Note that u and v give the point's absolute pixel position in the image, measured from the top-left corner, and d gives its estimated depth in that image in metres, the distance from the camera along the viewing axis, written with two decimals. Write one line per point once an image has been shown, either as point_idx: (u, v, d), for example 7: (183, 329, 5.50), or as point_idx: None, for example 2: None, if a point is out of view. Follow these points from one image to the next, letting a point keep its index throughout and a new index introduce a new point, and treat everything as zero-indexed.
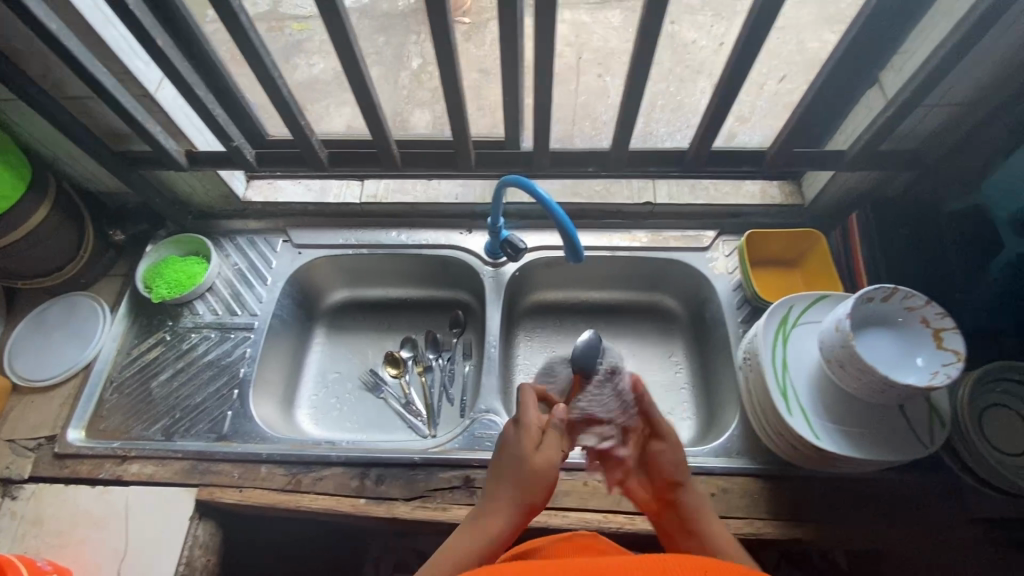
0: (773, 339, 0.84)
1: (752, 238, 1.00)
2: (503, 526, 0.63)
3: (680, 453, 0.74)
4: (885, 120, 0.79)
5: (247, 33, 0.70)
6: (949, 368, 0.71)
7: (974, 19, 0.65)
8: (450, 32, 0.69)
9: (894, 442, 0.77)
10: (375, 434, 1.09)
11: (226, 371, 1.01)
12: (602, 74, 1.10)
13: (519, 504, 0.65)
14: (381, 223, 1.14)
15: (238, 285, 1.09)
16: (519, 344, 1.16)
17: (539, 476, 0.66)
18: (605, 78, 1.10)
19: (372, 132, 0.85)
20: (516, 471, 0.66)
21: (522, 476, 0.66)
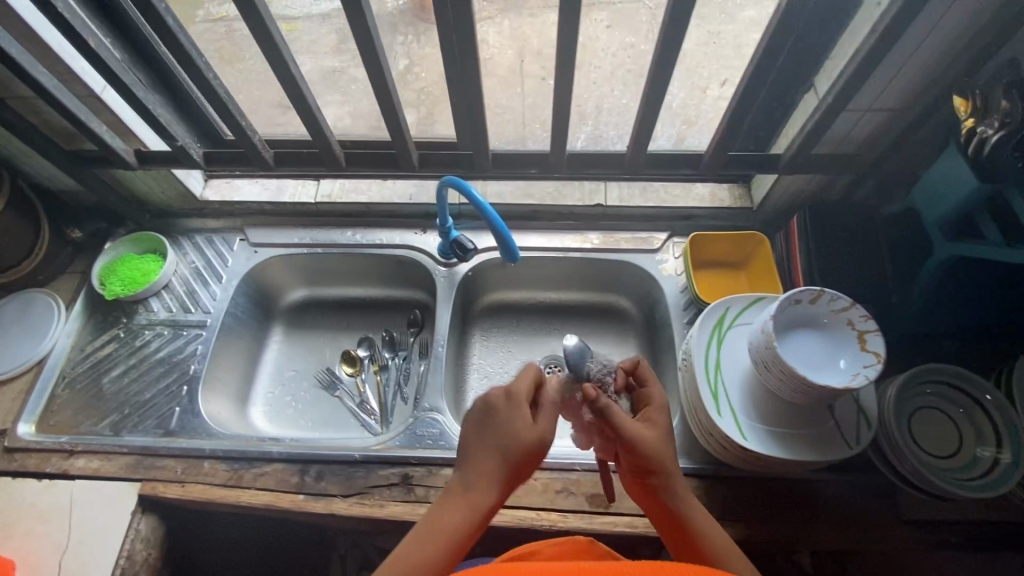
0: (706, 340, 0.85)
1: (696, 240, 1.01)
2: (474, 499, 0.57)
3: (660, 445, 0.64)
4: (815, 125, 0.80)
5: (175, 35, 0.76)
6: (869, 370, 0.71)
7: (886, 25, 0.65)
8: (372, 34, 0.71)
9: (820, 443, 0.78)
10: (328, 432, 1.10)
11: (177, 368, 1.03)
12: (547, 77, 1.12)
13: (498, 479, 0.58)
14: (337, 223, 1.16)
15: (194, 283, 1.11)
16: (474, 344, 1.16)
17: (526, 446, 0.60)
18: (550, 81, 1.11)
19: (312, 133, 0.88)
20: (502, 437, 0.60)
21: (507, 447, 0.60)
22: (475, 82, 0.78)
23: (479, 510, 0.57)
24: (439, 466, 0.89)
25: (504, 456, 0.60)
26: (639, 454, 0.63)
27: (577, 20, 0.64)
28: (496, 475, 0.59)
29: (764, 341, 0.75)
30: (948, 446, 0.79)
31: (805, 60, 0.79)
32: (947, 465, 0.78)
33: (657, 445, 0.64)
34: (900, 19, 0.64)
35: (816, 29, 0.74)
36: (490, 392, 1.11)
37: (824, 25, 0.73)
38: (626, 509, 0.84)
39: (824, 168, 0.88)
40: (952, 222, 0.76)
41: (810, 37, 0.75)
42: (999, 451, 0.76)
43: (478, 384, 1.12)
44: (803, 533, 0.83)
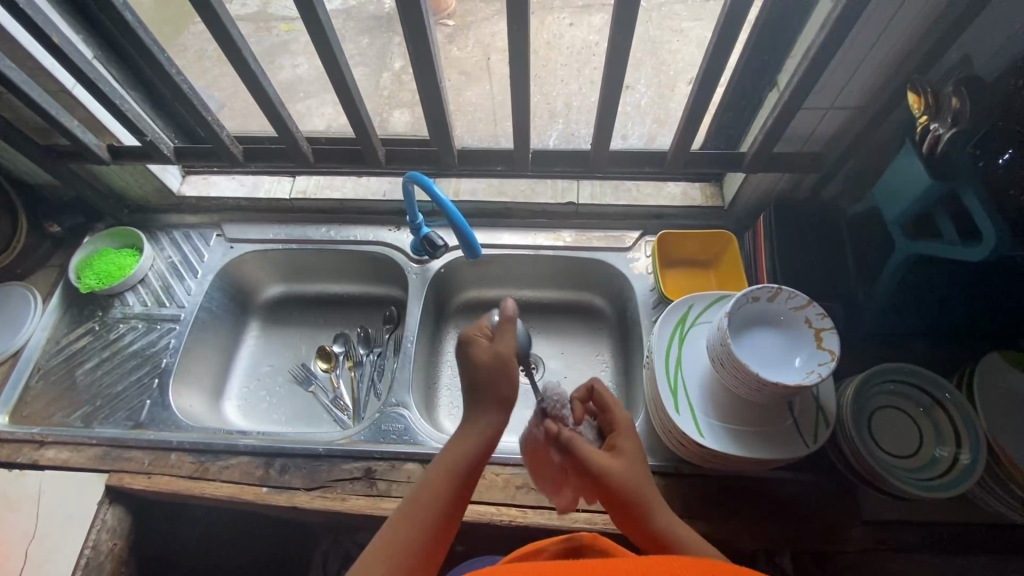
0: (668, 338, 0.85)
1: (664, 238, 1.01)
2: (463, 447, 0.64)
3: (629, 470, 0.64)
4: (775, 122, 0.80)
5: (135, 30, 0.76)
6: (823, 368, 0.71)
7: (835, 21, 0.65)
8: (327, 30, 0.72)
9: (778, 440, 0.78)
10: (302, 427, 1.11)
11: (150, 361, 1.04)
12: None
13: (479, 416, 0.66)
14: (313, 219, 1.17)
15: (170, 278, 1.12)
16: (448, 341, 1.17)
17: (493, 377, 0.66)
18: None
19: (278, 129, 0.89)
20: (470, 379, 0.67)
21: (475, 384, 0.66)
22: (433, 78, 0.78)
23: (464, 470, 0.63)
24: (402, 460, 0.89)
25: (479, 395, 0.66)
26: (609, 487, 0.63)
27: (525, 17, 0.65)
28: (478, 424, 0.65)
29: (721, 338, 0.75)
30: (908, 445, 0.79)
31: (764, 58, 0.79)
32: (907, 465, 0.78)
33: (625, 464, 0.65)
34: (849, 15, 0.64)
35: (772, 26, 0.74)
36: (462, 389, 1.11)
37: (780, 22, 0.73)
38: (586, 506, 0.84)
39: (788, 167, 0.89)
40: (911, 221, 0.76)
41: (767, 34, 0.75)
42: (958, 450, 0.75)
43: (450, 381, 1.13)
44: (763, 532, 0.83)
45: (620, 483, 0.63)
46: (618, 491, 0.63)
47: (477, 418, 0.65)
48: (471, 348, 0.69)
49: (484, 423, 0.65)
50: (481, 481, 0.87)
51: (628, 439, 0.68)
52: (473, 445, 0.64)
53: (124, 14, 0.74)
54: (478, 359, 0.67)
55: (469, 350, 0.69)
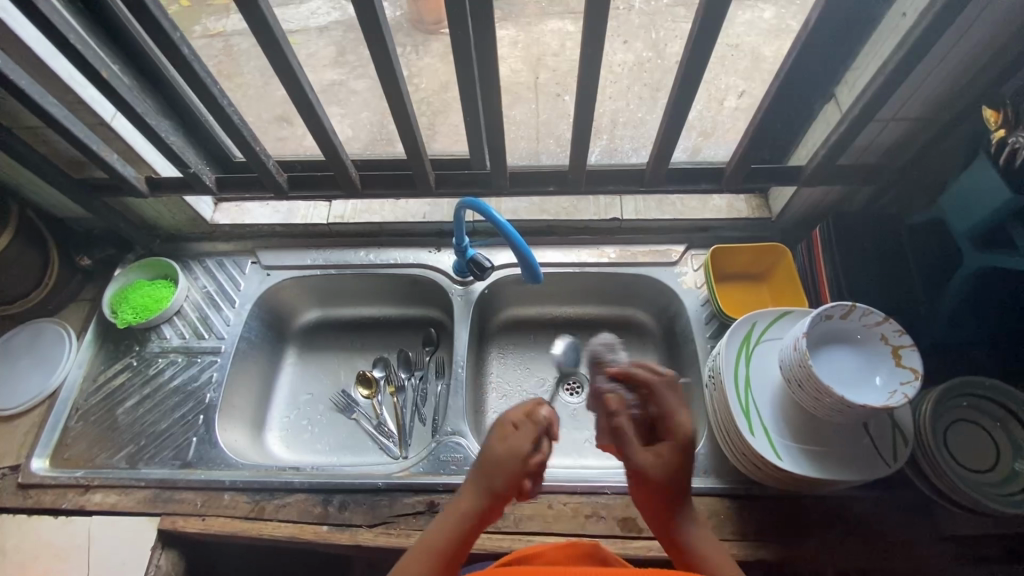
0: (735, 357, 0.83)
1: (716, 253, 1.00)
2: (466, 509, 0.61)
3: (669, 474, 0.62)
4: (840, 137, 0.79)
5: (191, 63, 0.74)
6: (907, 388, 0.70)
7: (918, 36, 0.64)
8: (391, 56, 0.71)
9: (856, 460, 0.77)
10: (347, 457, 1.08)
11: (193, 396, 1.01)
12: (560, 93, 1.11)
13: (481, 489, 0.61)
14: (350, 243, 1.14)
15: (207, 309, 1.09)
16: (491, 363, 1.16)
17: (499, 460, 0.61)
18: (563, 97, 1.10)
19: (327, 156, 0.87)
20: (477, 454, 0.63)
21: (479, 463, 0.62)
22: (494, 101, 0.77)
23: (456, 539, 0.60)
24: None
25: (482, 474, 0.62)
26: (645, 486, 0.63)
27: (601, 42, 0.64)
28: (469, 499, 0.61)
29: (797, 359, 0.74)
30: (984, 460, 0.78)
31: (828, 72, 0.78)
32: (988, 481, 0.76)
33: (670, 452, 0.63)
34: (932, 31, 0.63)
35: (839, 40, 0.73)
36: None
37: (849, 37, 0.72)
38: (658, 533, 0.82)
39: (846, 180, 0.88)
40: (983, 233, 0.75)
41: (834, 48, 0.74)
42: None
43: (499, 403, 1.12)
44: (842, 553, 0.81)
45: (658, 485, 0.62)
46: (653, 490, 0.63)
47: (469, 492, 0.62)
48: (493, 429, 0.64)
49: (475, 499, 0.61)
50: (549, 511, 0.85)
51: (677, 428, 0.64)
52: (468, 516, 0.61)
53: (180, 46, 0.72)
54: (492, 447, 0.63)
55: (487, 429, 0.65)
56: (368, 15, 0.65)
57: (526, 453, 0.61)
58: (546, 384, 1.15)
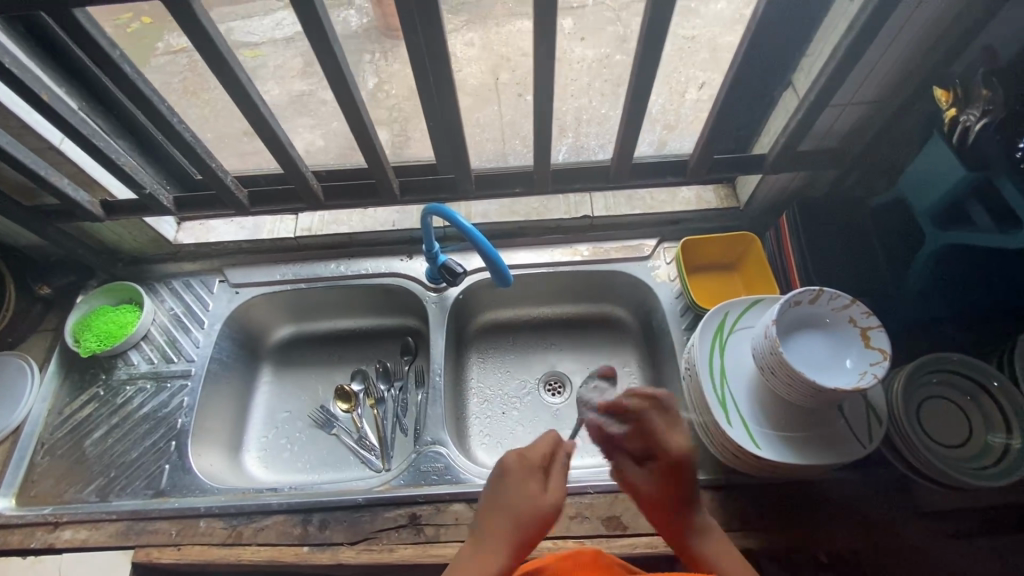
0: (709, 348, 0.84)
1: (686, 245, 1.00)
2: (499, 562, 0.61)
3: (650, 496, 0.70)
4: (798, 123, 0.79)
5: (135, 81, 0.72)
6: (876, 368, 0.70)
7: (865, 20, 0.65)
8: (342, 64, 0.69)
9: (833, 443, 0.77)
10: (329, 474, 1.06)
11: (164, 422, 0.99)
12: None
13: (516, 541, 0.62)
14: (319, 255, 1.12)
15: (175, 332, 1.07)
16: (471, 368, 1.15)
17: (540, 511, 0.64)
18: None
19: (286, 170, 0.85)
20: (514, 502, 0.64)
21: (518, 513, 0.63)
22: (452, 104, 0.76)
23: None
24: (447, 502, 0.85)
25: (516, 524, 0.63)
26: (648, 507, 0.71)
27: (552, 39, 0.63)
28: (502, 549, 0.61)
29: (769, 346, 0.74)
30: (958, 435, 0.79)
31: (784, 60, 0.78)
32: (961, 455, 0.77)
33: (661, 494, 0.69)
34: (879, 14, 0.64)
35: (791, 28, 0.74)
36: (491, 416, 1.11)
37: (800, 24, 0.73)
38: (643, 529, 0.82)
39: (808, 165, 0.88)
40: (941, 211, 0.76)
41: (787, 35, 0.75)
42: (1010, 438, 0.76)
43: (480, 409, 1.12)
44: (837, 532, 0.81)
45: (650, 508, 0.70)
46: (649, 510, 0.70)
47: (500, 543, 0.62)
48: (521, 474, 0.67)
49: (504, 550, 0.62)
50: None
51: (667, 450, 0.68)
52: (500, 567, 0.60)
53: (122, 65, 0.70)
54: (528, 487, 0.66)
55: (518, 476, 0.66)
56: (313, 24, 0.63)
57: (563, 501, 0.66)
58: (527, 386, 1.14)
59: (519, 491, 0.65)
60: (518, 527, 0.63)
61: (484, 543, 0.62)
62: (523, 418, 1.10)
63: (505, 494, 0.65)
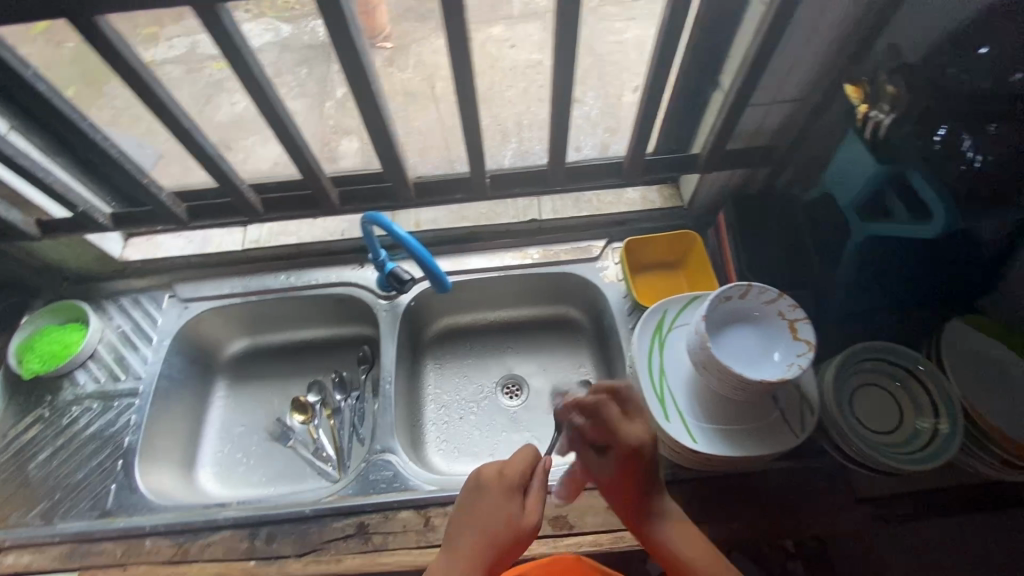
0: (649, 346, 0.85)
1: (630, 245, 1.01)
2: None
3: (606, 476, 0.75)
4: (724, 123, 0.81)
5: (54, 100, 0.71)
6: (801, 359, 0.72)
7: (772, 21, 0.67)
8: (262, 76, 0.70)
9: (768, 435, 0.79)
10: (285, 487, 1.06)
11: (111, 442, 0.98)
12: None
13: (494, 560, 0.66)
14: (269, 267, 1.11)
15: (123, 349, 1.06)
16: (428, 375, 1.16)
17: (519, 532, 0.68)
18: None
19: (220, 183, 0.85)
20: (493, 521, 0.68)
21: (496, 532, 0.67)
22: (379, 114, 0.76)
23: None
24: (395, 509, 0.85)
25: (494, 543, 0.67)
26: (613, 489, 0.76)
27: (465, 48, 0.64)
28: (479, 566, 0.66)
29: (700, 342, 0.75)
30: (889, 422, 0.81)
31: (706, 60, 0.80)
32: (894, 442, 0.79)
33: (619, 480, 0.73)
34: (783, 16, 0.66)
35: (708, 31, 0.76)
36: (448, 422, 1.11)
37: (716, 26, 0.75)
38: (589, 527, 0.83)
39: (741, 163, 0.90)
40: (864, 203, 0.78)
41: (706, 38, 0.77)
42: (937, 421, 0.78)
43: (437, 415, 1.12)
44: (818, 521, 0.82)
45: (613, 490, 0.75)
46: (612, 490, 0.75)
47: (477, 560, 0.66)
48: (500, 491, 0.70)
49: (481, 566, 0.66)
50: None
51: (622, 441, 0.72)
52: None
53: (38, 85, 0.69)
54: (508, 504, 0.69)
55: (498, 494, 0.70)
56: (227, 42, 0.63)
57: (541, 519, 0.70)
58: (484, 390, 1.15)
59: (497, 510, 0.68)
60: (497, 543, 0.67)
61: (463, 558, 0.66)
62: (480, 423, 1.11)
63: (485, 510, 0.69)
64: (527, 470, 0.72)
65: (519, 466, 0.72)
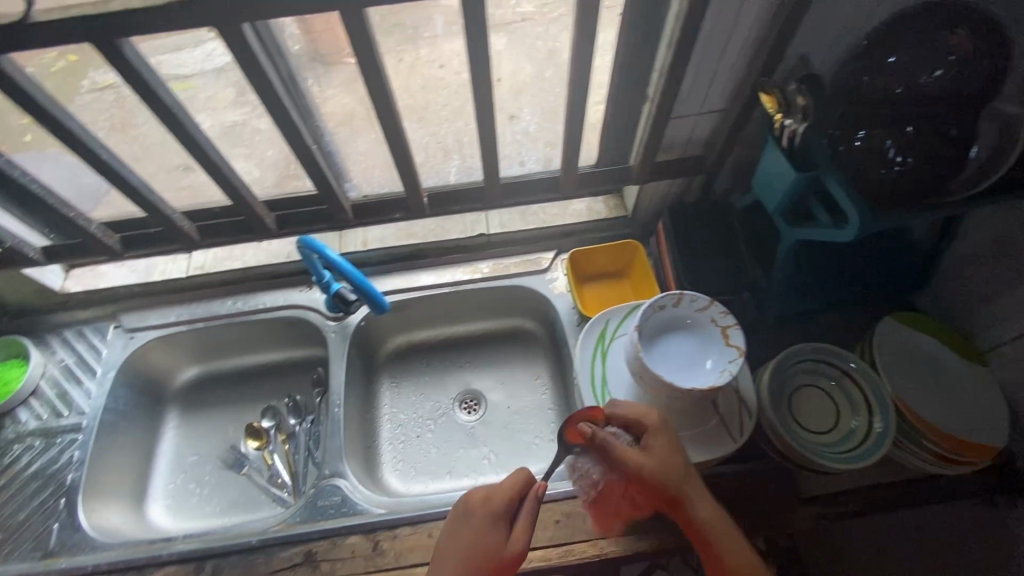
0: (591, 355, 0.87)
1: (576, 256, 1.02)
2: None
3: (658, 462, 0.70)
4: (650, 136, 0.83)
5: None
6: (733, 365, 0.73)
7: (679, 38, 0.68)
8: (176, 108, 0.69)
9: (708, 439, 0.80)
10: (240, 516, 1.05)
11: (53, 480, 0.95)
12: None
13: None
14: (216, 293, 1.10)
15: (65, 383, 1.03)
16: (383, 394, 1.15)
17: (500, 557, 0.67)
18: None
19: (150, 214, 0.84)
20: (474, 546, 0.68)
21: (478, 557, 0.67)
22: (301, 138, 0.76)
23: None
24: (343, 535, 0.84)
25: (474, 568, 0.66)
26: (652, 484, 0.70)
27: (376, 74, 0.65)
28: None
29: (634, 351, 0.77)
30: (827, 421, 0.82)
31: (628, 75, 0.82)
32: (830, 441, 0.80)
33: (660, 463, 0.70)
34: (688, 34, 0.68)
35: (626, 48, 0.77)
36: (405, 441, 1.11)
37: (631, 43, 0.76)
38: (538, 542, 0.83)
39: (674, 173, 0.91)
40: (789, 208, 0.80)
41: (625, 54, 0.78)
42: (871, 419, 0.79)
43: (394, 434, 1.11)
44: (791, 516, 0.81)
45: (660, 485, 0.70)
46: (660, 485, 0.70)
47: None
48: (486, 516, 0.71)
49: None
50: (429, 540, 0.83)
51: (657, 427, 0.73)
52: None
53: None
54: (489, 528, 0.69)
55: (482, 519, 0.70)
56: (132, 74, 0.64)
57: (526, 547, 0.69)
58: (441, 407, 1.15)
59: (478, 536, 0.69)
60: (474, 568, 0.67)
61: None
62: (437, 440, 1.11)
63: (466, 535, 0.69)
64: (514, 493, 0.72)
65: (508, 489, 0.72)
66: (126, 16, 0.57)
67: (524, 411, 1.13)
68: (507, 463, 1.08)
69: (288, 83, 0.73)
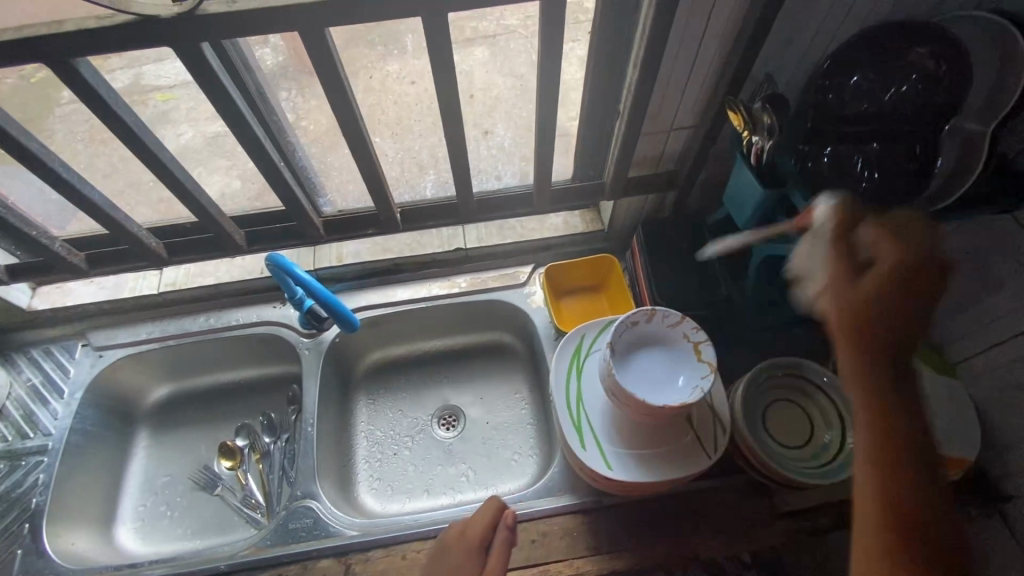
0: (566, 372, 0.86)
1: (552, 271, 1.02)
2: None
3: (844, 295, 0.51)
4: (621, 153, 0.84)
5: None
6: (704, 382, 0.73)
7: (644, 58, 0.69)
8: (138, 128, 0.69)
9: (685, 456, 0.79)
10: (212, 538, 1.02)
11: (17, 504, 0.93)
12: None
13: None
14: (188, 310, 1.08)
15: (32, 404, 1.01)
16: (360, 410, 1.14)
17: None
18: None
19: (115, 233, 0.83)
20: None
21: None
22: (266, 155, 0.75)
23: None
24: (314, 559, 0.83)
25: None
26: (847, 314, 0.51)
27: None
28: None
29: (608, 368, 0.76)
30: (801, 435, 0.82)
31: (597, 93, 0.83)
32: (804, 456, 0.80)
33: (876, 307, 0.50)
34: (652, 55, 0.68)
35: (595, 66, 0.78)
36: (382, 459, 1.09)
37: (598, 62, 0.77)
38: (513, 563, 0.82)
39: (647, 188, 0.92)
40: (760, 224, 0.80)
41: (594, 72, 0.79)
42: (844, 434, 0.80)
43: (370, 452, 1.10)
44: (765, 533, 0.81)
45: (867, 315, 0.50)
46: (856, 313, 0.50)
47: None
48: (460, 549, 0.69)
49: None
50: (402, 562, 0.82)
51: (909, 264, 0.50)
52: None
53: None
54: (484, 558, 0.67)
55: (456, 555, 0.68)
56: (89, 93, 0.63)
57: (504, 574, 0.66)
58: (419, 423, 1.14)
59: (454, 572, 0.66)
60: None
61: None
62: (415, 457, 1.10)
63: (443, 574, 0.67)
64: (485, 523, 0.70)
65: (482, 520, 0.71)
66: (79, 36, 0.57)
67: (504, 426, 1.12)
68: (485, 479, 1.07)
69: (254, 101, 0.73)
